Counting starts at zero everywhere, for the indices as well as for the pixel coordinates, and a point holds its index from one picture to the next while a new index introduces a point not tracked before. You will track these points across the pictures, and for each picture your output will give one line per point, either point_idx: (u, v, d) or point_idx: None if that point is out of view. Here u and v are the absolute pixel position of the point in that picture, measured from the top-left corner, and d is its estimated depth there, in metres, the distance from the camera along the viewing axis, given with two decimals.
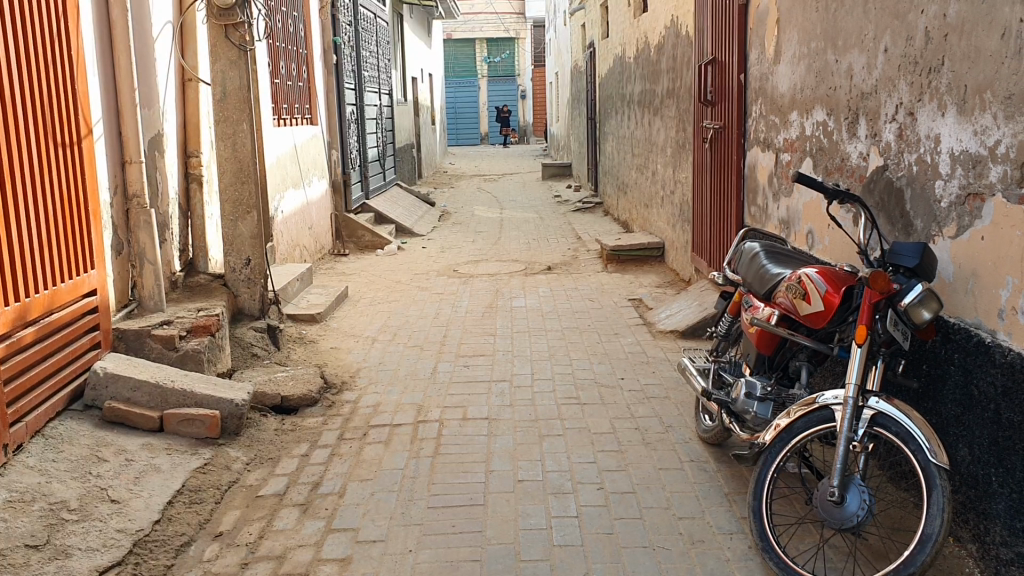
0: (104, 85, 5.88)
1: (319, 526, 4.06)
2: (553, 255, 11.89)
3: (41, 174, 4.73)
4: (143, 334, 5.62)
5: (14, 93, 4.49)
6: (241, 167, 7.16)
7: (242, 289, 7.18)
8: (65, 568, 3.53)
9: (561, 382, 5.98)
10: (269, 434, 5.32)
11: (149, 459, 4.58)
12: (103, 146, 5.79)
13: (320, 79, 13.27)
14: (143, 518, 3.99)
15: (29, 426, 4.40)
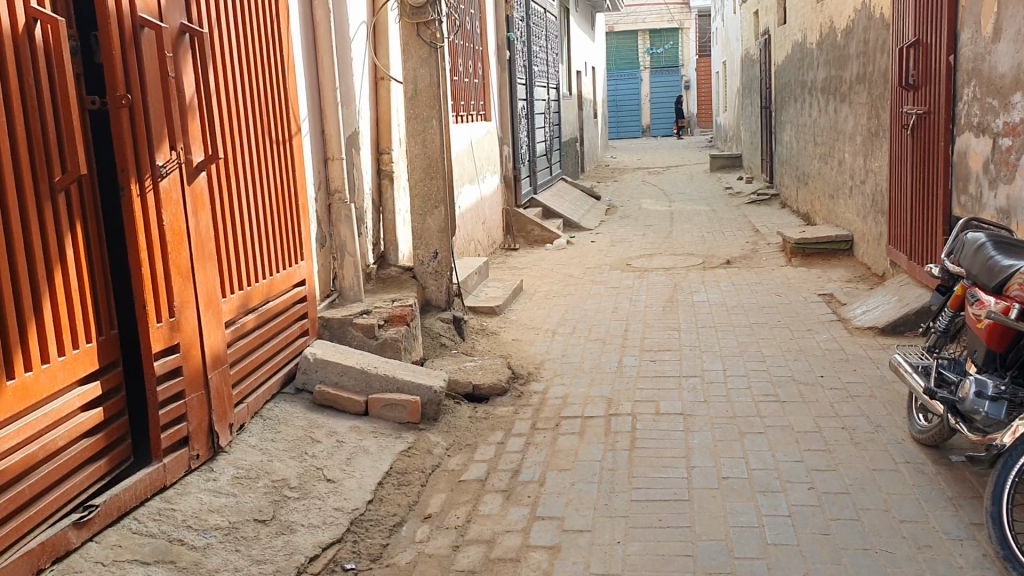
0: (309, 84, 6.17)
1: (524, 513, 4.09)
2: (731, 249, 11.59)
3: (259, 168, 5.00)
4: (345, 323, 5.87)
5: (236, 93, 4.77)
6: (430, 163, 7.34)
7: (429, 281, 7.36)
8: (290, 544, 3.72)
9: (755, 379, 5.81)
10: (464, 422, 5.42)
11: (357, 442, 4.76)
12: (308, 142, 6.08)
13: (494, 75, 13.44)
14: (357, 498, 4.16)
15: (250, 407, 4.66)
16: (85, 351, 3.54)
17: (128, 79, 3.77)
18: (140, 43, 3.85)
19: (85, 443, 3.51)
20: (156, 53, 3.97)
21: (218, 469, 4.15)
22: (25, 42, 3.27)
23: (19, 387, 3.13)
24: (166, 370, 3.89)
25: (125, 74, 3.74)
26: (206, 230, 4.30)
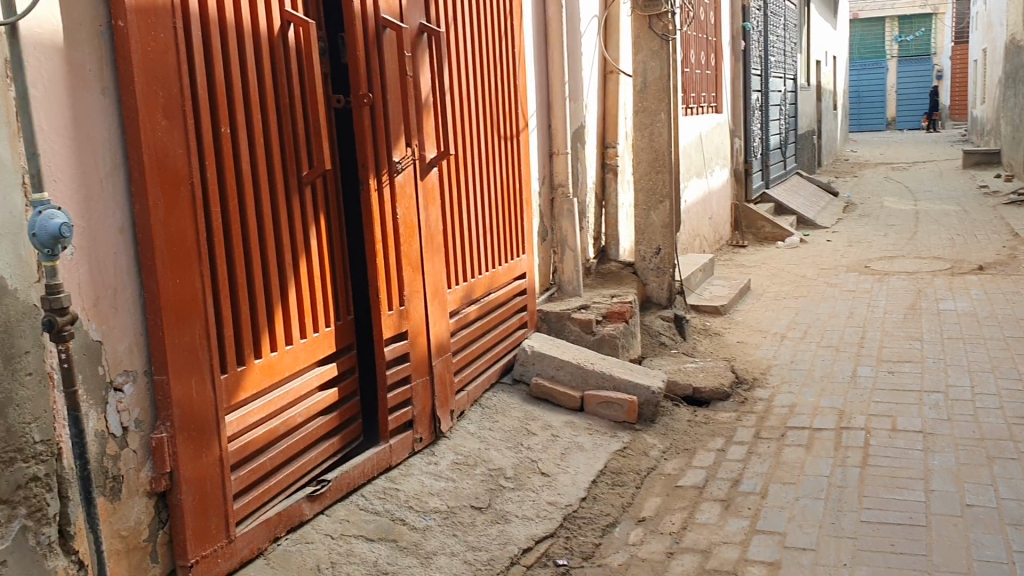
0: (538, 79, 6.25)
1: (742, 525, 3.94)
2: (985, 254, 10.64)
3: (487, 162, 5.12)
4: (564, 317, 5.90)
5: (468, 91, 4.90)
6: (657, 157, 7.24)
7: (651, 278, 7.22)
8: (505, 534, 3.79)
9: (1009, 399, 5.29)
10: (682, 425, 5.31)
11: (573, 437, 4.78)
12: (535, 137, 6.16)
13: (727, 66, 13.06)
14: (571, 495, 4.18)
15: (471, 395, 4.78)
16: (324, 334, 3.75)
17: (370, 77, 3.95)
18: (382, 42, 4.03)
19: (320, 421, 3.73)
20: (396, 52, 4.14)
21: (439, 454, 4.29)
22: (278, 43, 3.50)
23: (265, 366, 3.36)
24: (396, 355, 4.06)
25: (367, 72, 3.93)
26: (436, 223, 4.45)
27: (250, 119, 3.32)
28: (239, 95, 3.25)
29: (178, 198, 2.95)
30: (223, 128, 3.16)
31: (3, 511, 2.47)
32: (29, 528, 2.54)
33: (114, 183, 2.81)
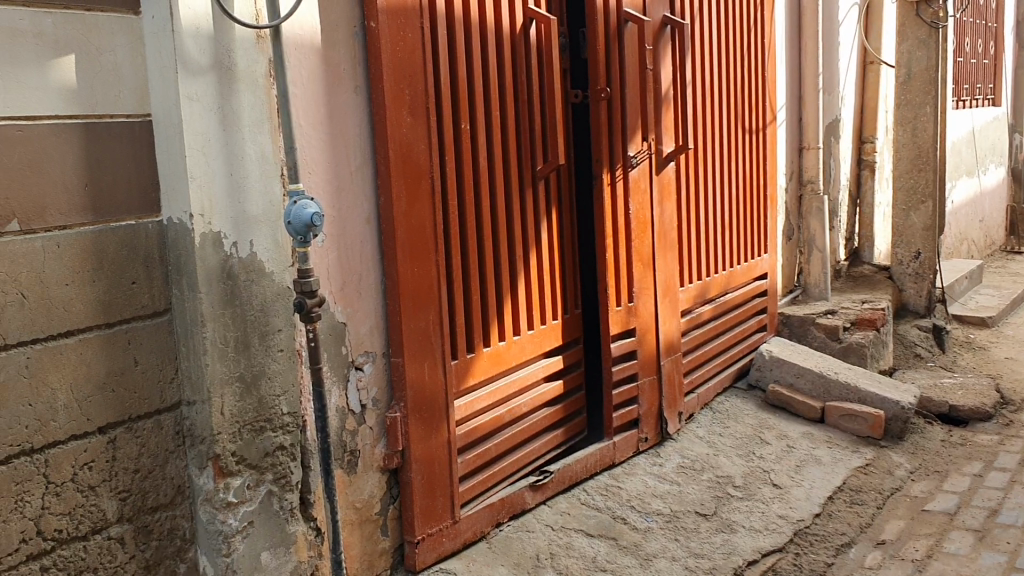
0: (790, 71, 5.98)
1: (998, 561, 3.57)
2: None
3: (729, 158, 4.96)
4: (807, 323, 5.61)
5: (712, 84, 4.77)
6: (920, 153, 6.69)
7: (908, 284, 6.68)
8: (729, 544, 3.66)
9: None
10: (935, 445, 4.89)
11: (810, 449, 4.54)
12: (784, 131, 5.90)
13: (1010, 54, 11.89)
14: (804, 509, 3.97)
15: (701, 397, 4.67)
16: (552, 327, 3.79)
17: (610, 71, 3.94)
18: (624, 36, 4.00)
19: (545, 412, 3.77)
20: (637, 47, 4.10)
21: (664, 455, 4.22)
22: (520, 40, 3.56)
23: (494, 355, 3.44)
24: (623, 352, 4.04)
25: (607, 66, 3.92)
26: (670, 219, 4.37)
27: (489, 114, 3.41)
28: (480, 91, 3.34)
29: (419, 190, 3.07)
30: (463, 123, 3.26)
31: (252, 475, 2.69)
32: (274, 493, 2.75)
33: (362, 175, 2.97)
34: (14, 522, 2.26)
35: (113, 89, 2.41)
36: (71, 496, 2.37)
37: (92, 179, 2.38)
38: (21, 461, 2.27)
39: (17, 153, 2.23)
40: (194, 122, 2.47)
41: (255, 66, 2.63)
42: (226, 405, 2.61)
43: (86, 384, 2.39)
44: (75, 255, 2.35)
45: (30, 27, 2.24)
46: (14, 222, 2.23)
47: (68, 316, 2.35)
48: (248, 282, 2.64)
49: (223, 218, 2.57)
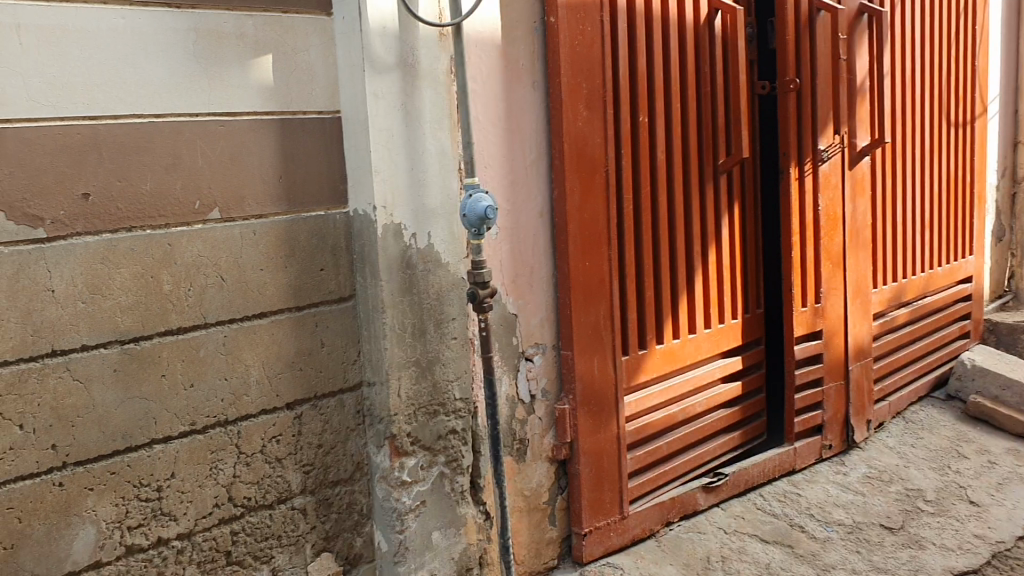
0: (1005, 60, 5.55)
1: None
2: None
3: (932, 153, 4.67)
4: (1017, 331, 5.17)
5: (914, 74, 4.50)
6: None
7: None
8: (917, 561, 3.45)
9: None
10: None
11: (1014, 467, 4.20)
12: (997, 125, 5.48)
13: None
14: (1004, 530, 3.68)
15: (893, 406, 4.42)
16: (730, 326, 3.70)
17: (799, 62, 3.80)
18: (815, 26, 3.85)
19: (721, 413, 3.69)
20: (830, 36, 3.93)
21: (849, 464, 4.03)
22: (704, 32, 3.50)
23: (668, 352, 3.41)
24: (806, 355, 3.89)
25: (796, 57, 3.78)
26: (863, 217, 4.16)
27: (669, 108, 3.37)
28: (660, 84, 3.31)
29: (594, 184, 3.08)
30: (641, 117, 3.25)
31: (425, 456, 2.80)
32: (446, 475, 2.85)
33: (538, 170, 3.02)
34: (208, 487, 2.46)
35: (306, 87, 2.57)
36: (260, 465, 2.55)
37: (286, 172, 2.55)
38: (217, 431, 2.47)
39: (219, 147, 2.42)
40: (378, 118, 2.60)
41: (436, 63, 2.73)
42: (403, 389, 2.72)
43: (275, 362, 2.57)
44: (269, 243, 2.53)
45: (233, 30, 2.42)
46: (215, 211, 2.43)
47: (261, 299, 2.52)
48: (425, 270, 2.74)
49: (404, 210, 2.68)
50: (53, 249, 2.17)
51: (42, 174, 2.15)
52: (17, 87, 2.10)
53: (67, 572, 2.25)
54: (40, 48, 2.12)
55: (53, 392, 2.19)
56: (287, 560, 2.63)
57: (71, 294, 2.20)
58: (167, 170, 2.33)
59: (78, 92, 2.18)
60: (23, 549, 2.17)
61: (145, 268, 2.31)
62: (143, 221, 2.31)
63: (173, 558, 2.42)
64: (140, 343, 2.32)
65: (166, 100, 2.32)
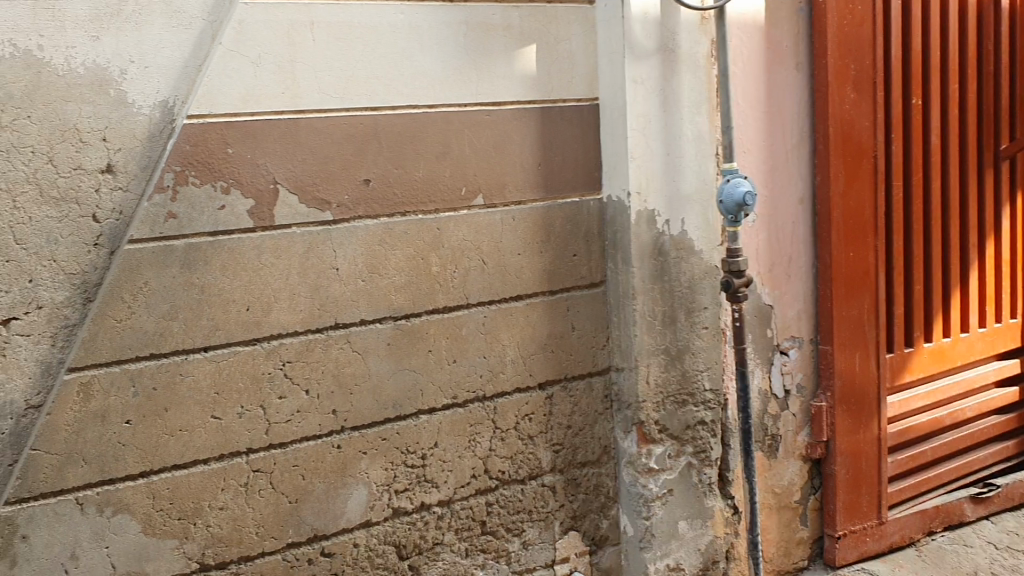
0: None
1: None
2: None
3: None
4: None
5: None
6: None
7: None
8: None
9: None
10: None
11: None
12: None
13: None
14: None
15: None
16: (1010, 325, 3.39)
17: None
18: None
19: (996, 420, 3.39)
20: None
21: None
22: (989, 6, 3.22)
23: (936, 351, 3.18)
24: None
25: None
26: None
27: (947, 88, 3.13)
28: (937, 64, 3.08)
29: (860, 171, 2.93)
30: (914, 99, 3.04)
31: (673, 445, 2.78)
32: (694, 465, 2.82)
33: (799, 156, 2.91)
34: (467, 458, 2.59)
35: (567, 75, 2.61)
36: (514, 441, 2.64)
37: (546, 158, 2.60)
38: (476, 406, 2.59)
39: (485, 136, 2.52)
40: (637, 104, 2.60)
41: (697, 47, 2.69)
42: (652, 376, 2.72)
43: (530, 343, 2.64)
44: (527, 228, 2.60)
45: (501, 21, 2.51)
46: (480, 197, 2.53)
47: (518, 282, 2.60)
48: (678, 258, 2.72)
49: (658, 196, 2.67)
50: (338, 231, 2.36)
51: (329, 161, 2.34)
52: (310, 81, 2.29)
53: (341, 528, 2.44)
54: (330, 44, 2.30)
55: (335, 361, 2.39)
56: (537, 536, 2.71)
57: (352, 272, 2.39)
58: (437, 157, 2.47)
59: (361, 85, 2.35)
60: (305, 504, 2.38)
61: (416, 249, 2.46)
62: (416, 206, 2.45)
63: (434, 524, 2.56)
64: (411, 320, 2.48)
65: (437, 90, 2.44)
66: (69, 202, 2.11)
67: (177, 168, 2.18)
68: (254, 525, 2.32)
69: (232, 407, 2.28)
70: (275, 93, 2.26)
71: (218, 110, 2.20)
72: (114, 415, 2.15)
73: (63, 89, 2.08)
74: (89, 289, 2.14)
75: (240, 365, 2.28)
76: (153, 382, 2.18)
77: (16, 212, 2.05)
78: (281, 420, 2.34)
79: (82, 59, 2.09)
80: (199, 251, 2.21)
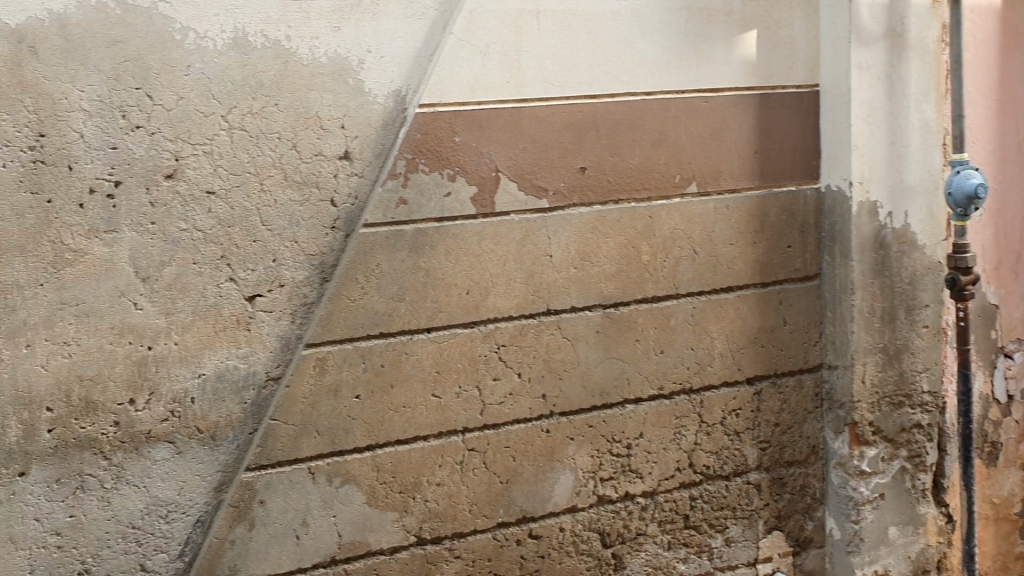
0: None
1: None
2: None
3: None
4: None
5: None
6: None
7: None
8: None
9: None
10: None
11: None
12: None
13: None
14: None
15: None
16: None
17: None
18: None
19: None
20: None
21: None
22: None
23: None
24: None
25: None
26: None
27: None
28: None
29: None
30: None
31: (888, 448, 2.69)
32: (908, 470, 2.72)
33: None
34: (672, 451, 2.56)
35: (788, 61, 2.56)
36: (720, 436, 2.60)
37: (761, 147, 2.55)
38: (682, 398, 2.55)
39: (702, 123, 2.49)
40: (862, 91, 2.53)
41: (927, 31, 2.59)
42: (868, 375, 2.64)
43: (739, 337, 2.58)
44: (741, 218, 2.55)
45: (723, 7, 2.48)
46: (694, 184, 2.50)
47: (730, 273, 2.55)
48: (900, 252, 2.62)
49: (881, 187, 2.58)
50: (553, 218, 2.38)
51: (550, 148, 2.36)
52: (535, 69, 2.33)
53: (549, 512, 2.46)
54: (554, 33, 2.33)
55: (546, 346, 2.42)
56: (741, 533, 2.65)
57: (566, 258, 2.40)
58: (653, 145, 2.45)
59: (582, 72, 2.37)
60: (515, 486, 2.42)
61: (628, 238, 2.45)
62: (629, 194, 2.44)
63: (638, 513, 2.55)
64: (620, 309, 2.47)
65: (657, 77, 2.43)
66: (310, 186, 2.25)
67: (408, 155, 2.24)
68: (468, 504, 2.38)
69: (450, 387, 2.34)
70: (501, 82, 2.30)
71: (447, 98, 2.26)
72: (345, 390, 2.24)
73: (307, 78, 2.21)
74: (326, 269, 2.29)
75: (458, 347, 2.34)
76: (380, 359, 2.27)
77: (264, 195, 2.21)
78: (495, 402, 2.39)
79: (325, 49, 2.22)
80: (426, 236, 2.27)
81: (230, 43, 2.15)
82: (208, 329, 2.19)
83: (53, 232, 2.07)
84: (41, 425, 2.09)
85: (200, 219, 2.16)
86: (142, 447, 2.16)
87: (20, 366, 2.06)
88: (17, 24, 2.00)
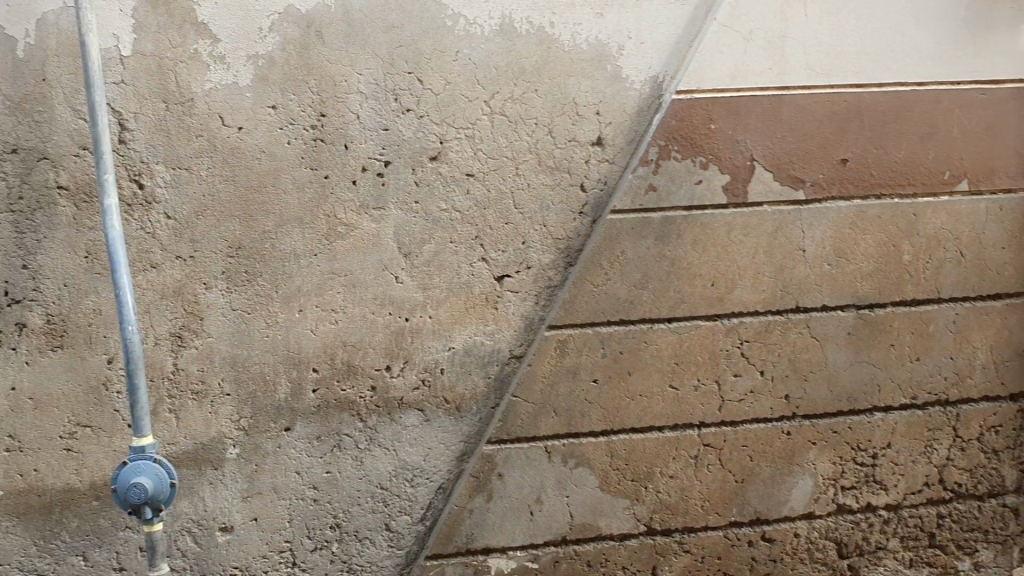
0: None
1: None
2: None
3: None
4: None
5: None
6: None
7: None
8: None
9: None
10: None
11: None
12: None
13: None
14: None
15: None
16: None
17: None
18: None
19: None
20: None
21: None
22: None
23: None
24: None
25: None
26: None
27: None
28: None
29: None
30: None
31: None
32: None
33: None
34: (921, 465, 2.42)
35: None
36: (975, 454, 2.43)
37: None
38: (937, 410, 2.40)
39: (979, 116, 2.32)
40: None
41: None
42: None
43: (1004, 348, 2.40)
44: (1015, 220, 2.36)
45: None
46: (964, 182, 2.34)
47: (999, 280, 2.37)
48: None
49: None
50: (809, 211, 2.29)
51: (810, 139, 2.28)
52: (799, 57, 2.25)
53: (784, 516, 2.38)
54: (821, 20, 2.25)
55: (792, 345, 2.33)
56: (991, 558, 2.47)
57: (819, 254, 2.31)
58: (922, 139, 2.31)
59: (848, 60, 2.27)
60: (750, 486, 2.36)
61: (887, 236, 2.32)
62: (892, 189, 2.32)
63: (879, 527, 2.42)
64: (875, 310, 2.35)
65: (930, 67, 2.29)
66: (562, 171, 2.28)
67: (662, 143, 2.22)
68: (700, 499, 2.34)
69: (689, 379, 2.31)
70: (762, 69, 2.24)
71: (706, 85, 2.22)
72: (584, 373, 2.26)
73: (568, 63, 2.24)
74: (571, 253, 2.31)
75: (700, 339, 2.30)
76: (621, 346, 2.27)
77: (518, 178, 2.27)
78: (734, 398, 2.33)
79: (587, 35, 2.24)
80: (674, 224, 2.25)
81: (496, 29, 2.20)
82: (460, 306, 2.28)
83: (328, 206, 2.20)
84: (307, 385, 2.24)
85: (459, 200, 2.25)
86: (395, 412, 2.28)
87: (292, 329, 2.22)
88: (307, 9, 2.13)
